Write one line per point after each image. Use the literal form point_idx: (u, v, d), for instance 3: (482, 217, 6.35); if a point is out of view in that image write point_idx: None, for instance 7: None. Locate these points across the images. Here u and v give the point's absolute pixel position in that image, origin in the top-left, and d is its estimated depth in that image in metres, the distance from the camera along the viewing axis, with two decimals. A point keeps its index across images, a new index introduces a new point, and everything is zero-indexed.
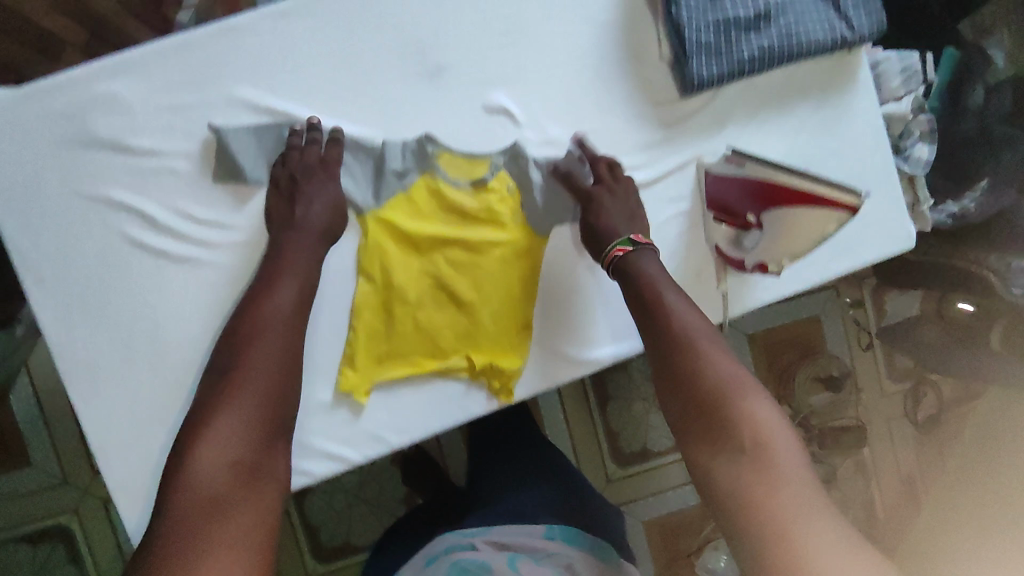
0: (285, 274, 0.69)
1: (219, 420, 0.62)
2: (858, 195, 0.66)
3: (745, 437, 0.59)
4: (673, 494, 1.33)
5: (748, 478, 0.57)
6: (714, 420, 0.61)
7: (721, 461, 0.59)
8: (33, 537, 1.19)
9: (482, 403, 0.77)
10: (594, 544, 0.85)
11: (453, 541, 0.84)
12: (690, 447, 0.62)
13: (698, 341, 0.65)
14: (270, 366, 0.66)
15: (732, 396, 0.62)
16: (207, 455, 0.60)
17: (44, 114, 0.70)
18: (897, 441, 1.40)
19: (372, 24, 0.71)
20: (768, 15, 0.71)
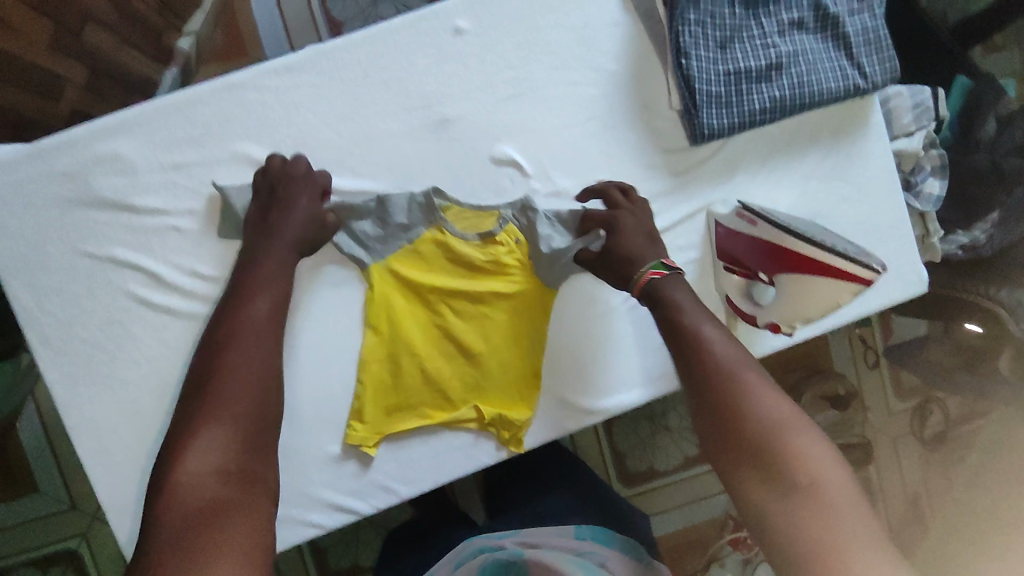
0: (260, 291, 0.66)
1: (198, 439, 0.55)
2: (876, 270, 0.61)
3: (798, 469, 0.51)
4: (701, 505, 1.23)
5: (798, 511, 0.50)
6: (764, 454, 0.53)
7: (766, 491, 0.52)
8: (42, 563, 1.12)
9: (492, 453, 0.75)
10: (630, 545, 0.78)
11: (483, 543, 0.79)
12: (730, 476, 0.54)
13: (740, 370, 0.57)
14: (253, 381, 0.60)
15: (784, 428, 0.54)
16: (186, 472, 0.53)
17: (49, 173, 0.69)
18: (904, 459, 1.33)
19: (378, 79, 0.72)
20: (779, 65, 0.71)
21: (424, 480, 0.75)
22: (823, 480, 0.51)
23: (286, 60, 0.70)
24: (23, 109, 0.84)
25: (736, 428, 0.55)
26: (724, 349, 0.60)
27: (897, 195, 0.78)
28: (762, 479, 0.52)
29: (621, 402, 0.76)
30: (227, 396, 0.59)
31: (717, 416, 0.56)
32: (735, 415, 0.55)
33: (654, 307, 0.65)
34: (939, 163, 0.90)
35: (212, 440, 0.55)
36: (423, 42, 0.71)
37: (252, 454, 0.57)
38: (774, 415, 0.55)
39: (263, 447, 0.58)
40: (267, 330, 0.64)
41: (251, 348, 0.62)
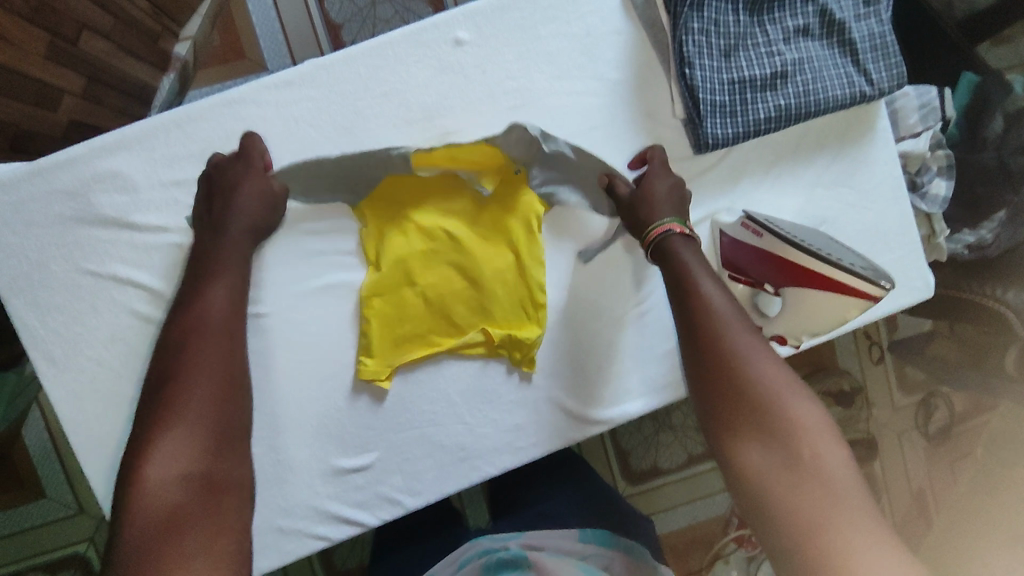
0: (217, 278, 0.65)
1: (159, 441, 0.55)
2: (883, 287, 0.60)
3: (785, 432, 0.52)
4: (702, 503, 1.23)
5: (788, 479, 0.50)
6: (752, 417, 0.54)
7: (759, 456, 0.52)
8: (52, 566, 1.13)
9: (504, 377, 0.74)
10: (632, 545, 0.76)
11: (485, 547, 0.76)
12: (721, 439, 0.55)
13: (731, 335, 0.58)
14: (216, 378, 0.60)
15: (773, 393, 0.54)
16: (151, 478, 0.53)
17: (49, 192, 0.69)
18: (908, 454, 1.35)
19: (378, 92, 0.71)
20: (785, 73, 0.71)
21: (429, 492, 0.74)
22: (814, 447, 0.51)
23: (285, 75, 0.70)
24: (21, 122, 0.83)
25: (734, 392, 0.55)
26: (726, 313, 0.60)
27: (902, 201, 0.77)
28: (755, 443, 0.53)
29: (624, 411, 0.75)
30: (191, 392, 0.58)
31: (716, 379, 0.56)
32: (733, 379, 0.56)
33: (665, 262, 0.66)
34: (945, 164, 0.89)
35: (177, 442, 0.55)
36: (424, 54, 0.71)
37: (218, 454, 0.56)
38: (770, 379, 0.55)
39: (231, 445, 0.58)
40: (226, 326, 0.63)
41: (213, 344, 0.61)
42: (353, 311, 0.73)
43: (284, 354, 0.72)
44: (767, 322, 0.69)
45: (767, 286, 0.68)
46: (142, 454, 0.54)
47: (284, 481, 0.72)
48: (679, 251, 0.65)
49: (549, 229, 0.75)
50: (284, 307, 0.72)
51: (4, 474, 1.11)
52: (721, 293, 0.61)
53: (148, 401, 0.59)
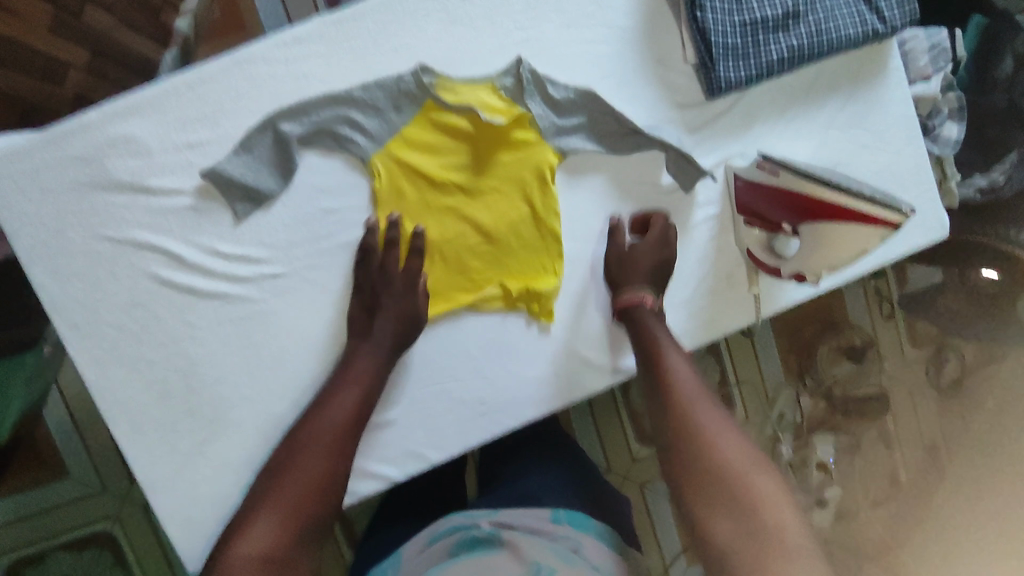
0: (351, 381, 0.69)
1: (251, 526, 0.63)
2: (907, 213, 0.60)
3: (747, 497, 0.58)
4: (654, 488, 1.21)
5: (752, 540, 0.56)
6: (717, 483, 0.60)
7: (727, 521, 0.58)
8: (78, 543, 1.14)
9: (523, 329, 0.75)
10: (603, 528, 0.75)
11: (459, 522, 0.75)
12: (697, 514, 0.60)
13: (696, 407, 0.65)
14: (308, 480, 0.65)
15: (735, 464, 0.61)
16: (237, 551, 0.61)
17: (63, 158, 0.69)
18: (920, 408, 1.32)
19: (387, 47, 0.71)
20: (796, 13, 0.71)
21: (448, 447, 0.75)
22: (773, 513, 0.58)
23: (293, 32, 0.70)
24: (30, 97, 0.83)
25: (705, 468, 0.61)
26: (695, 402, 0.65)
27: (915, 142, 0.77)
28: (726, 515, 0.58)
29: None
30: (286, 488, 0.65)
31: (689, 459, 0.62)
32: (702, 459, 0.61)
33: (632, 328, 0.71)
34: (957, 106, 0.89)
35: (257, 528, 0.63)
36: (431, 7, 0.70)
37: (293, 548, 0.63)
38: (723, 447, 0.62)
39: (301, 542, 0.63)
40: (337, 435, 0.67)
41: (314, 446, 0.67)
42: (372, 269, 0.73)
43: (306, 314, 0.73)
44: (783, 262, 0.69)
45: (784, 226, 0.68)
46: (239, 529, 0.64)
47: None
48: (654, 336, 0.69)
49: (565, 177, 0.74)
50: (303, 267, 0.72)
51: (26, 453, 1.12)
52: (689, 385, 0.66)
53: (264, 478, 0.68)
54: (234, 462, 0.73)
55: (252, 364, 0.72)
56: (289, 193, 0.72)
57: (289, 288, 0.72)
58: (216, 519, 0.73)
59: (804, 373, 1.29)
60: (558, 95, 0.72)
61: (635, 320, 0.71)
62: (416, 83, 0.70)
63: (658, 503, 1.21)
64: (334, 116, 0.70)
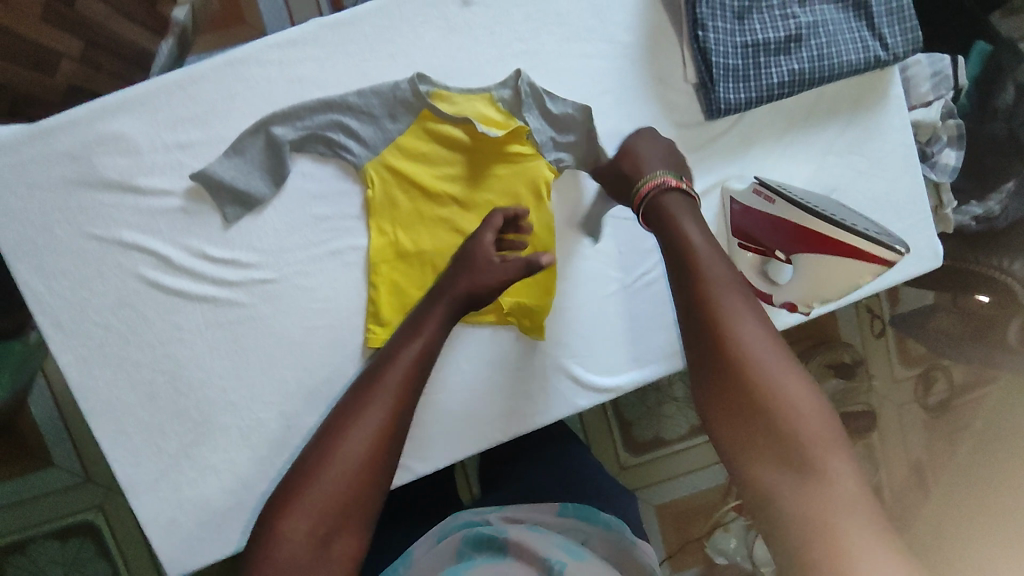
0: (417, 337, 0.63)
1: (302, 498, 0.55)
2: (899, 252, 0.59)
3: (781, 422, 0.49)
4: (683, 480, 1.21)
5: (783, 473, 0.48)
6: (747, 403, 0.51)
7: (758, 449, 0.49)
8: (61, 533, 1.13)
9: (513, 343, 0.75)
10: (616, 522, 0.73)
11: (466, 519, 0.73)
12: (736, 451, 0.51)
13: (727, 313, 0.55)
14: (367, 447, 0.57)
15: (771, 385, 0.51)
16: (286, 528, 0.54)
17: (51, 154, 0.68)
18: (908, 426, 1.33)
19: (385, 54, 0.70)
20: (799, 37, 0.70)
21: (433, 458, 0.74)
22: (813, 443, 0.48)
23: (288, 34, 0.69)
24: (20, 86, 0.82)
25: (737, 386, 0.51)
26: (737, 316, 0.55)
27: (913, 170, 0.76)
28: (768, 452, 0.49)
29: (634, 378, 0.77)
30: (346, 451, 0.56)
31: (728, 387, 0.52)
32: (739, 386, 0.51)
33: (663, 230, 0.64)
34: (957, 133, 0.89)
35: (318, 494, 0.55)
36: (431, 14, 0.70)
37: (346, 523, 0.54)
38: (757, 358, 0.52)
39: (365, 516, 0.56)
40: (402, 397, 0.60)
41: (378, 405, 0.59)
42: (363, 278, 0.72)
43: (293, 319, 0.71)
44: (776, 289, 0.69)
45: (778, 253, 0.68)
46: (284, 501, 0.55)
47: (291, 445, 0.72)
48: (687, 240, 0.60)
49: (559, 193, 0.74)
50: (292, 273, 0.71)
51: (11, 442, 1.11)
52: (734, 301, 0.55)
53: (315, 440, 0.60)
54: (217, 467, 0.71)
55: (238, 369, 0.71)
56: (280, 198, 0.71)
57: (277, 294, 0.71)
58: (196, 524, 0.71)
59: None
60: (557, 110, 0.71)
61: (669, 226, 0.63)
62: (412, 92, 0.69)
63: (645, 511, 1.20)
64: (328, 122, 0.70)
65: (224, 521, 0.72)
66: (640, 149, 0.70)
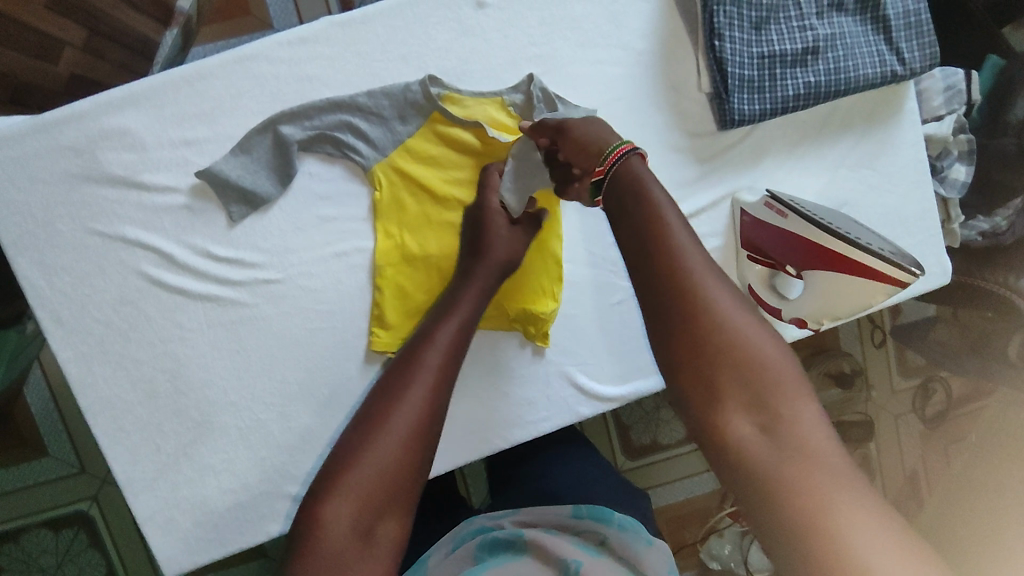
0: (451, 317, 0.61)
1: (347, 477, 0.48)
2: (915, 274, 0.58)
3: (754, 379, 0.43)
4: (680, 485, 1.20)
5: (760, 437, 0.42)
6: (717, 359, 0.44)
7: (735, 411, 0.43)
8: (54, 523, 1.12)
9: (518, 350, 0.74)
10: (632, 521, 0.71)
11: (480, 524, 0.73)
12: (701, 408, 0.44)
13: (690, 263, 0.47)
14: (414, 423, 0.51)
15: (739, 339, 0.44)
16: (332, 514, 0.46)
17: (55, 148, 0.66)
18: (904, 435, 1.32)
19: (397, 55, 0.69)
20: (816, 49, 0.69)
21: (433, 464, 0.73)
22: (786, 401, 0.43)
23: (299, 32, 0.68)
24: (22, 75, 0.81)
25: (704, 341, 0.44)
26: (694, 261, 0.47)
27: (925, 185, 0.76)
28: (740, 407, 0.43)
29: (637, 389, 0.76)
30: (390, 430, 0.50)
31: (692, 340, 0.44)
32: (703, 338, 0.44)
33: (613, 178, 0.55)
34: (967, 148, 0.88)
35: (363, 476, 0.48)
36: (444, 16, 0.69)
37: (391, 506, 0.48)
38: (722, 309, 0.45)
39: (411, 500, 0.49)
40: (443, 376, 0.55)
41: (419, 383, 0.53)
42: (368, 280, 0.71)
43: (296, 320, 0.71)
44: (785, 304, 0.68)
45: (789, 268, 0.67)
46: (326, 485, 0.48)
47: (291, 447, 0.71)
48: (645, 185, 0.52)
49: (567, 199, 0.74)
50: (297, 273, 0.70)
51: (6, 431, 1.10)
52: (692, 241, 0.47)
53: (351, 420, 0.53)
54: (216, 467, 0.71)
55: (239, 370, 0.70)
56: (287, 198, 0.70)
57: (282, 294, 0.70)
58: (194, 524, 0.71)
59: None
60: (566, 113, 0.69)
61: (628, 177, 0.54)
62: (423, 93, 0.69)
63: None
64: (337, 122, 0.69)
65: (222, 521, 0.71)
66: (597, 124, 0.61)
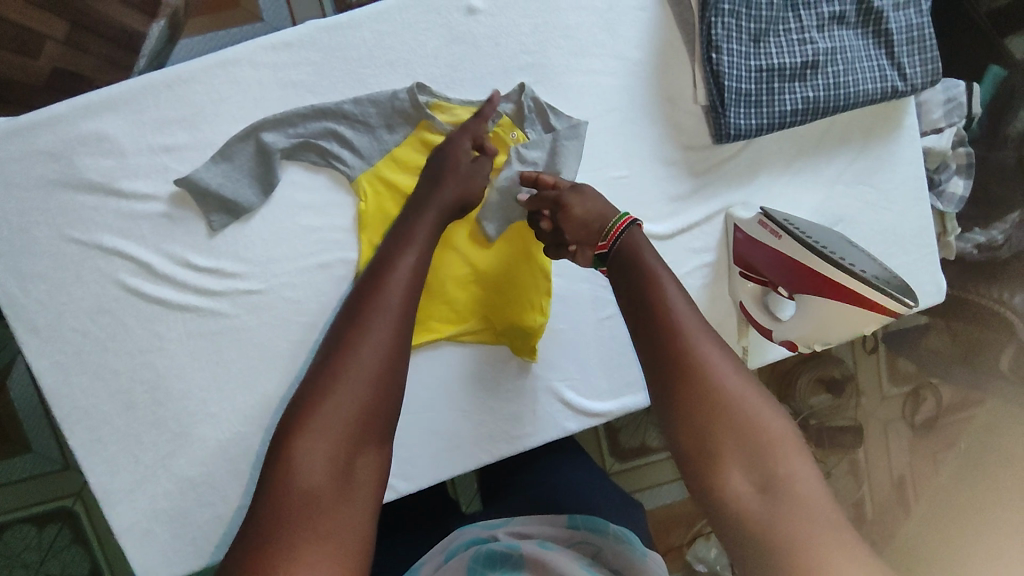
0: (411, 244, 0.58)
1: (316, 415, 0.47)
2: (909, 306, 0.57)
3: (748, 437, 0.46)
4: (666, 487, 1.18)
5: (755, 492, 0.44)
6: (711, 417, 0.47)
7: (731, 465, 0.46)
8: (37, 520, 1.04)
9: (506, 365, 0.73)
10: (626, 533, 0.69)
11: (473, 535, 0.68)
12: (698, 465, 0.47)
13: (685, 325, 0.51)
14: (379, 352, 0.50)
15: (732, 400, 0.47)
16: (303, 449, 0.46)
17: (30, 152, 0.64)
18: (892, 444, 1.21)
19: (385, 61, 0.67)
20: (816, 63, 0.68)
21: (417, 477, 0.72)
22: (779, 457, 0.46)
23: (283, 36, 0.66)
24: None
25: (699, 401, 0.47)
26: (690, 323, 0.51)
27: (922, 202, 0.74)
28: (737, 464, 0.45)
29: (624, 404, 0.75)
30: (356, 370, 0.49)
31: (690, 401, 0.48)
32: (700, 400, 0.47)
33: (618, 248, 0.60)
34: (967, 162, 0.87)
35: (331, 416, 0.47)
36: (434, 22, 0.67)
37: (361, 439, 0.47)
38: (714, 368, 0.48)
39: (384, 435, 0.49)
40: (406, 306, 0.54)
41: (383, 316, 0.52)
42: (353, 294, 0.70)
43: (279, 332, 0.69)
44: (777, 325, 0.67)
45: (781, 288, 0.66)
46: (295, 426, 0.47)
47: None
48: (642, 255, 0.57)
49: None
50: (279, 284, 0.68)
51: None
52: (686, 304, 0.52)
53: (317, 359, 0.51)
54: (195, 480, 0.69)
55: (220, 381, 0.69)
56: (269, 207, 0.68)
57: (263, 305, 0.68)
58: (172, 537, 0.69)
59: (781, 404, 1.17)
60: (559, 125, 0.69)
61: (631, 250, 0.58)
62: (411, 102, 0.67)
63: None
64: (322, 130, 0.67)
65: (202, 535, 0.69)
66: (594, 197, 0.65)
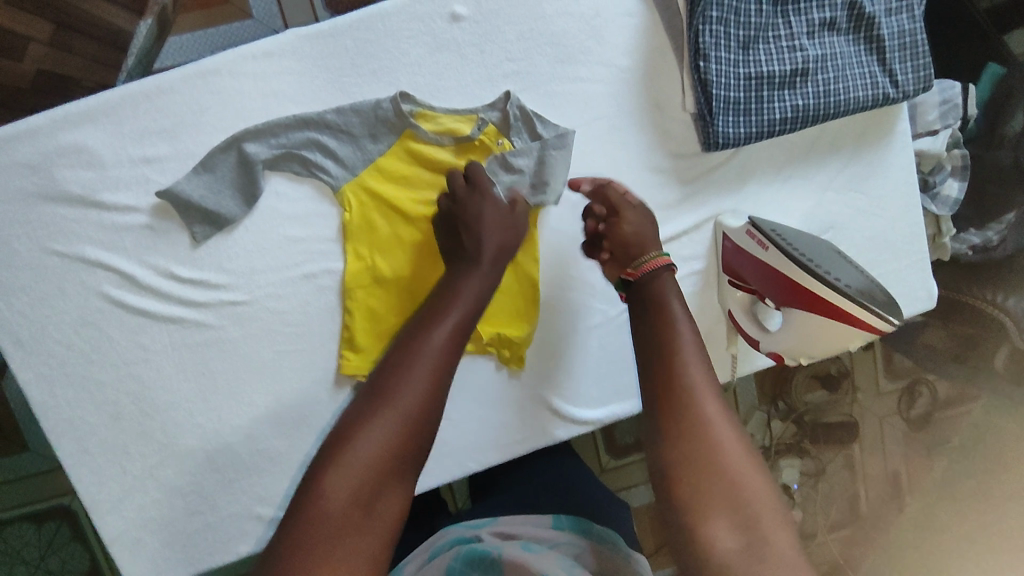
0: (457, 300, 0.56)
1: (349, 452, 0.46)
2: (893, 323, 0.57)
3: (733, 492, 0.46)
4: None
5: (737, 549, 0.44)
6: (701, 471, 0.47)
7: (717, 518, 0.45)
8: (35, 518, 1.03)
9: (493, 374, 0.72)
10: (610, 535, 0.69)
11: (459, 535, 0.68)
12: (682, 516, 0.46)
13: (689, 373, 0.51)
14: (420, 397, 0.48)
15: (721, 453, 0.48)
16: (330, 487, 0.44)
17: (9, 164, 0.64)
18: (887, 441, 1.20)
19: (368, 70, 0.66)
20: (805, 71, 0.67)
21: None
22: (762, 514, 0.45)
23: (266, 45, 0.65)
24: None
25: (691, 452, 0.48)
26: (696, 373, 0.51)
27: (913, 208, 0.74)
28: (723, 517, 0.45)
29: (611, 411, 0.75)
30: (394, 412, 0.47)
31: (680, 452, 0.48)
32: (693, 454, 0.48)
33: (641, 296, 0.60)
34: (961, 164, 0.85)
35: (361, 454, 0.46)
36: (418, 29, 0.66)
37: (387, 481, 0.46)
38: (709, 419, 0.49)
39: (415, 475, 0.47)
40: (449, 358, 0.52)
41: (424, 356, 0.50)
42: (340, 304, 0.69)
43: (264, 344, 0.68)
44: (763, 335, 0.67)
45: (767, 299, 0.65)
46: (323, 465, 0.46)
47: (258, 469, 0.69)
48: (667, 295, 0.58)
49: (548, 224, 0.72)
50: (263, 295, 0.68)
51: None
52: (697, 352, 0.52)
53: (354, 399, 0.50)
54: (182, 488, 0.69)
55: (205, 392, 0.68)
56: (253, 218, 0.67)
57: (247, 317, 0.68)
58: (161, 545, 0.69)
59: (778, 399, 1.16)
60: (547, 133, 0.68)
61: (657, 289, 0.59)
62: (394, 111, 0.66)
63: None
64: (304, 140, 0.66)
65: (191, 542, 0.69)
66: (641, 227, 0.65)
